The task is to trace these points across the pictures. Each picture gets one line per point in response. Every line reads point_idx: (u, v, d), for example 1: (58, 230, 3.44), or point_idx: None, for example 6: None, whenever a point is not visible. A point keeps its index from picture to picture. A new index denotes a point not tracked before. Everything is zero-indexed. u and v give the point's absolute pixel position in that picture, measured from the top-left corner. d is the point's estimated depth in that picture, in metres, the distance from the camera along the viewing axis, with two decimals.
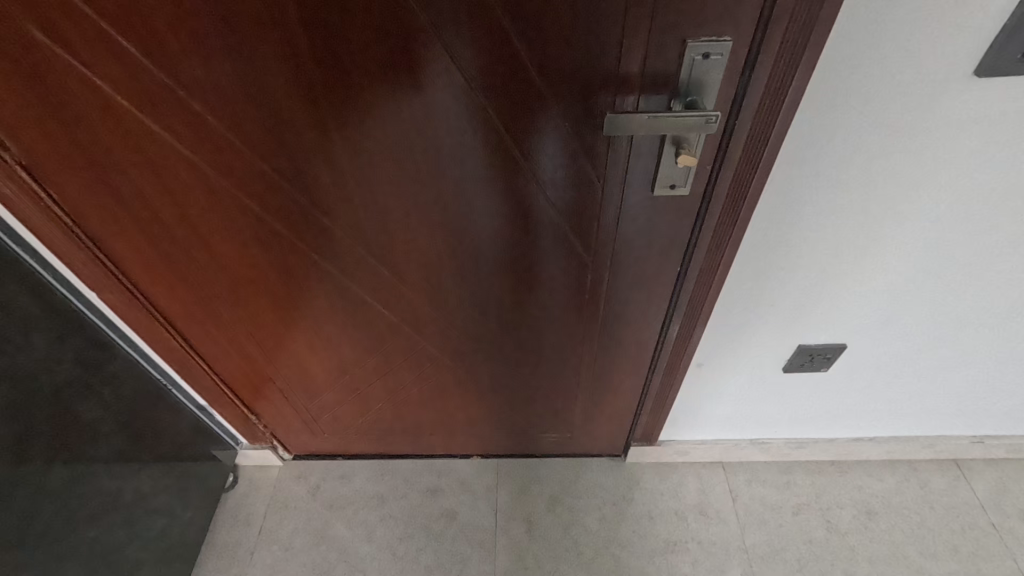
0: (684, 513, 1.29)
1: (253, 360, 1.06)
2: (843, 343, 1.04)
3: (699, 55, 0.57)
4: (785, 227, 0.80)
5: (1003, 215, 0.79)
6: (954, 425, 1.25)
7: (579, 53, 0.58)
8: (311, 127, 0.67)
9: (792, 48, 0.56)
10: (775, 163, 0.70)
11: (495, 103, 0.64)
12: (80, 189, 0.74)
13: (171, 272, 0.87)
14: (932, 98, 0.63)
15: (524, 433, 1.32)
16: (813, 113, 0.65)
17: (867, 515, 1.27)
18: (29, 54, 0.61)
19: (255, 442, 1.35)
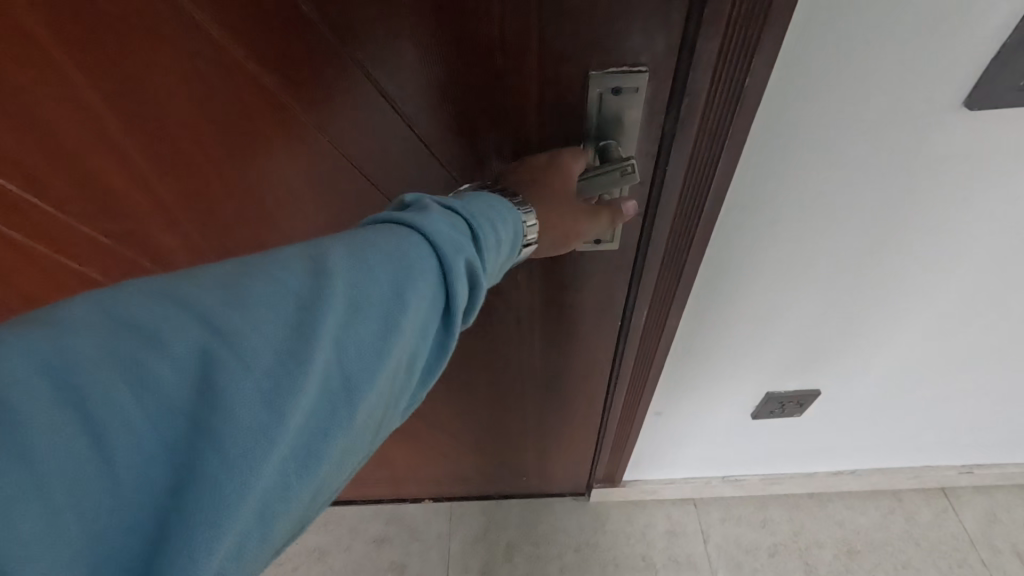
0: (652, 559, 1.19)
1: None
2: (817, 389, 0.93)
3: (608, 89, 0.44)
4: (740, 273, 0.69)
5: (995, 252, 0.68)
6: (940, 457, 1.15)
7: (455, 95, 0.45)
8: (151, 203, 0.54)
9: (726, 90, 0.42)
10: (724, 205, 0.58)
11: (365, 159, 0.51)
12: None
13: None
14: (908, 131, 0.51)
15: (475, 477, 1.21)
16: (764, 151, 0.52)
17: (849, 554, 1.17)
18: None
19: None
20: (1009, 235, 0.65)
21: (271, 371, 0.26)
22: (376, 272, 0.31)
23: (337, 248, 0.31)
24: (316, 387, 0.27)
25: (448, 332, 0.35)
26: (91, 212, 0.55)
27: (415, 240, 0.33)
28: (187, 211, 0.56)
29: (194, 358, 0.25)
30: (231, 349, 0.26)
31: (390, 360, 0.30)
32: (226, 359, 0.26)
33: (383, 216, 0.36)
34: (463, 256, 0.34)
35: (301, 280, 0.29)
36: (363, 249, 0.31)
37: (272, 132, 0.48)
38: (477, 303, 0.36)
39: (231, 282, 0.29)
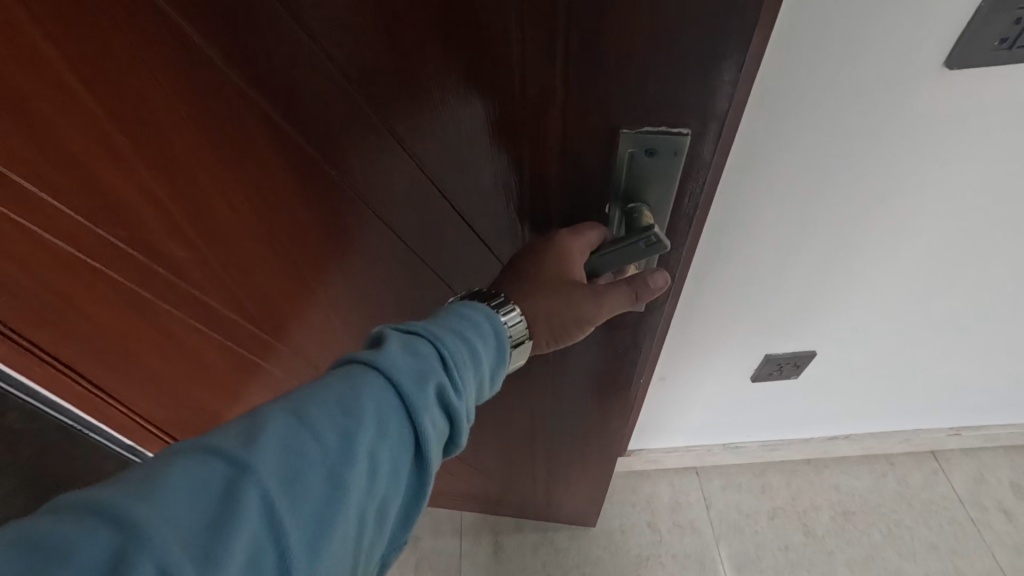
0: (657, 525, 1.24)
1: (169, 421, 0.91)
2: (812, 350, 0.98)
3: (639, 149, 0.38)
4: (740, 237, 0.73)
5: (981, 210, 0.72)
6: (929, 420, 1.21)
7: (478, 146, 0.41)
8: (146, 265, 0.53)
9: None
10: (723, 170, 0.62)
11: (375, 196, 0.49)
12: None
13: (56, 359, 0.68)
14: (899, 88, 0.54)
15: (491, 501, 1.19)
16: (762, 117, 0.56)
17: (844, 516, 1.23)
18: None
19: None
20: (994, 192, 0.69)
21: (203, 561, 0.25)
22: (335, 419, 0.32)
23: (287, 410, 0.32)
24: (251, 564, 0.27)
25: (420, 461, 0.35)
26: (99, 268, 0.52)
27: (372, 382, 0.34)
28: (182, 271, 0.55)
29: (109, 558, 0.24)
30: (150, 543, 0.25)
31: (346, 513, 0.30)
32: (152, 554, 0.24)
33: (346, 357, 0.37)
34: (427, 386, 0.36)
35: (236, 454, 0.29)
36: (308, 409, 0.32)
37: (276, 181, 0.46)
38: (452, 421, 0.38)
39: (165, 464, 0.28)
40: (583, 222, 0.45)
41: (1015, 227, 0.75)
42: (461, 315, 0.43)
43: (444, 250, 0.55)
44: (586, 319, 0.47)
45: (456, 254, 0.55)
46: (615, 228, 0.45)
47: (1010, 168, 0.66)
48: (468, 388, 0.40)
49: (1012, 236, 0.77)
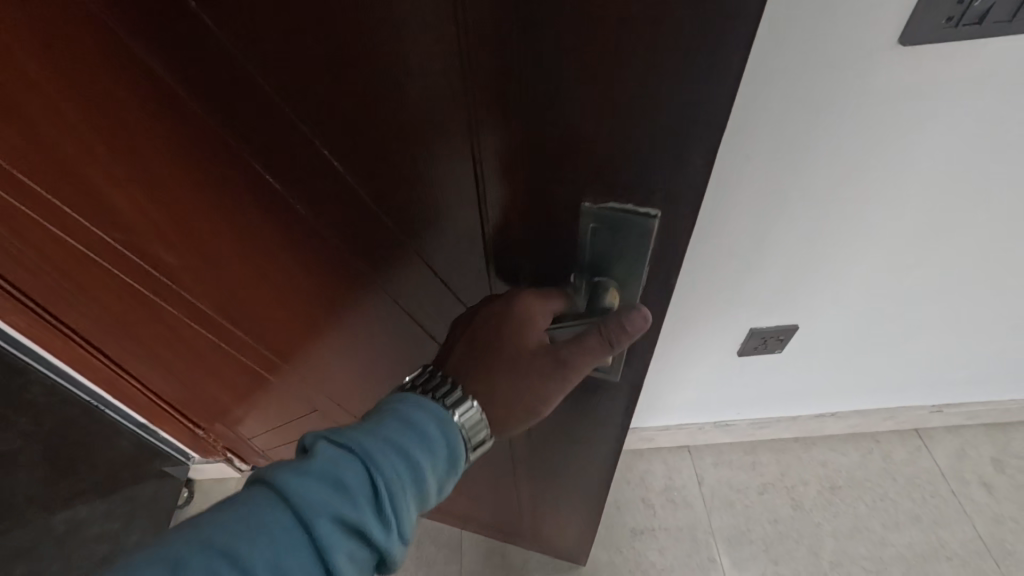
0: (651, 501, 1.28)
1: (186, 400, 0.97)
2: (795, 324, 1.02)
3: (602, 224, 0.38)
4: (721, 212, 0.78)
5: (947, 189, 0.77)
6: (911, 396, 1.26)
7: (454, 204, 0.40)
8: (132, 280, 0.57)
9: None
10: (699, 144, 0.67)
11: (354, 246, 0.47)
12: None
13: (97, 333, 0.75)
14: (862, 66, 0.60)
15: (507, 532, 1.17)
16: (735, 94, 0.62)
17: (831, 490, 1.27)
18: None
19: (207, 456, 1.28)
20: (958, 171, 0.74)
21: None
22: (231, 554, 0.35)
23: (189, 547, 0.35)
24: None
25: None
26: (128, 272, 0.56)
27: (277, 514, 0.37)
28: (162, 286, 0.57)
29: None
30: None
31: None
32: None
33: (272, 470, 0.40)
34: (335, 515, 0.37)
35: None
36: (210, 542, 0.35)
37: (256, 224, 0.46)
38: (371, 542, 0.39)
39: None
40: (547, 287, 0.45)
41: (981, 203, 0.80)
42: (400, 421, 0.44)
43: (431, 302, 0.53)
44: (546, 389, 0.49)
45: (442, 305, 0.53)
46: (579, 295, 0.45)
47: (972, 146, 0.71)
48: (398, 507, 0.41)
49: (978, 213, 0.82)
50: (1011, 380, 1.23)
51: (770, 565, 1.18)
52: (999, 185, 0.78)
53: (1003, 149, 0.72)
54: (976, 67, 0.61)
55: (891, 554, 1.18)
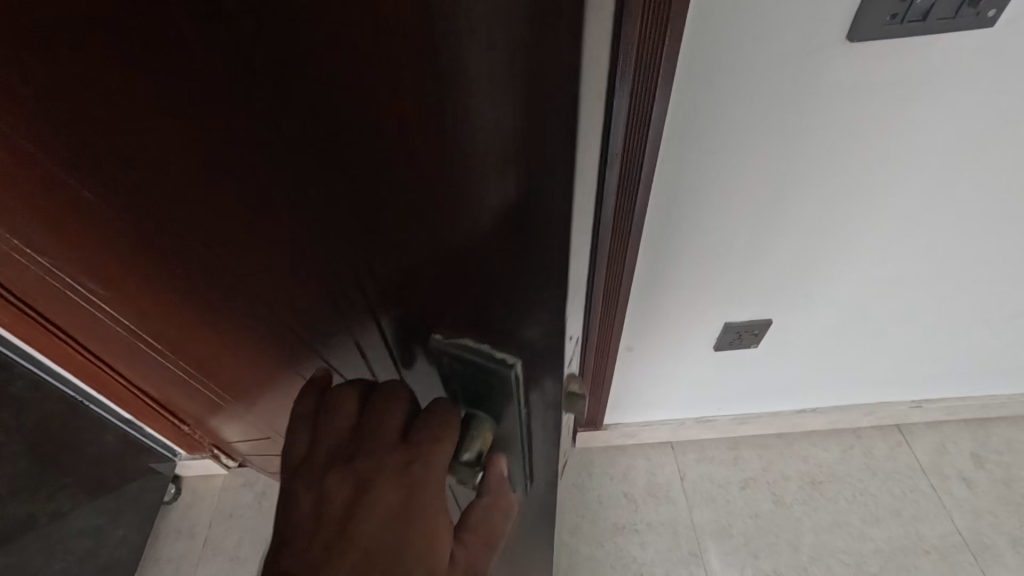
0: (633, 496, 1.29)
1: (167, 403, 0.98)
2: (769, 318, 1.04)
3: (453, 354, 0.33)
4: (689, 204, 0.80)
5: (901, 177, 0.80)
6: (890, 392, 1.27)
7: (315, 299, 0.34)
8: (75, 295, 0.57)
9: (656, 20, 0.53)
10: (662, 133, 0.69)
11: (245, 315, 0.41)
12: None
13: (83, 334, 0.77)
14: (805, 56, 0.63)
15: None
16: (695, 86, 0.65)
17: (812, 485, 1.28)
18: None
19: (194, 451, 1.30)
20: (907, 159, 0.77)
21: None
22: None
23: None
24: None
25: None
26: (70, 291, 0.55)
27: None
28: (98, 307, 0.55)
29: None
30: None
31: None
32: None
33: None
34: None
35: None
36: None
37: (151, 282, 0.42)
38: None
39: None
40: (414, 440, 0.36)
41: (937, 192, 0.83)
42: None
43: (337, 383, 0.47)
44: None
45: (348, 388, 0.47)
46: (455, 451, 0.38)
47: (920, 135, 0.74)
48: None
49: (936, 202, 0.85)
50: (990, 375, 1.25)
51: (751, 560, 1.19)
52: (953, 174, 0.81)
53: (951, 138, 0.75)
54: (912, 58, 0.64)
55: (870, 548, 1.19)
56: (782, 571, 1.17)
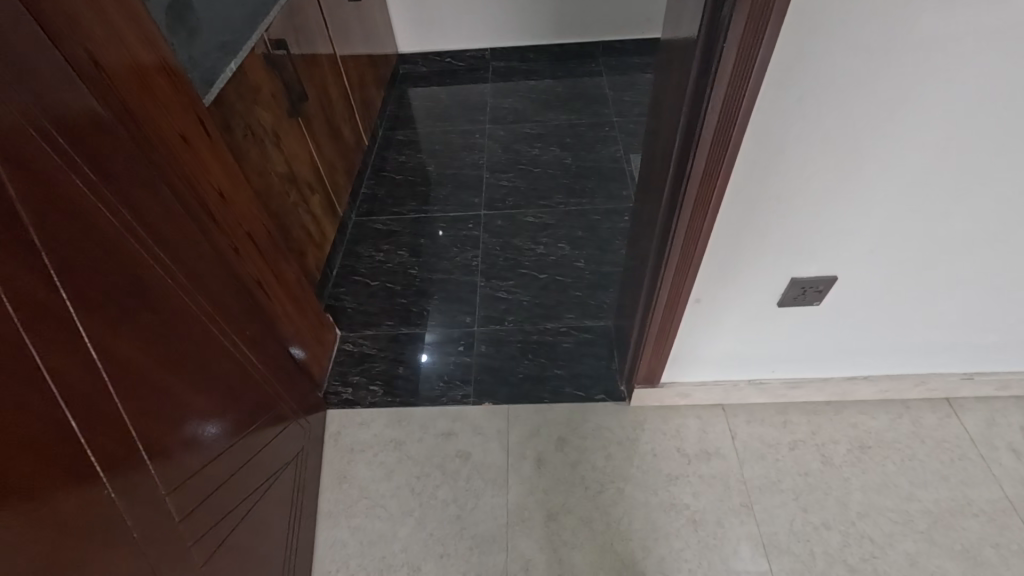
0: (685, 451, 1.36)
1: (222, 375, 0.98)
2: (834, 276, 1.10)
3: None
4: (772, 157, 0.87)
5: (971, 133, 0.85)
6: (941, 362, 1.32)
7: None
8: (146, 276, 0.81)
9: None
10: (765, 84, 0.76)
11: None
12: (166, 139, 0.92)
13: (171, 295, 0.86)
14: (893, 6, 0.69)
15: None
16: (796, 42, 0.72)
17: (861, 449, 1.33)
18: (176, 231, 0.90)
19: (310, 405, 1.41)
20: (982, 116, 0.83)
21: None
22: None
23: None
24: None
25: None
26: (116, 318, 0.74)
27: None
28: (124, 306, 0.76)
29: None
30: None
31: None
32: None
33: None
34: None
35: None
36: None
37: None
38: None
39: None
40: None
41: (1007, 149, 0.88)
42: None
43: None
44: None
45: None
46: None
47: (995, 90, 0.79)
48: None
49: (1008, 159, 0.90)
50: None
51: (800, 513, 1.25)
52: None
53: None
54: (1000, 12, 0.70)
55: (918, 508, 1.24)
56: (831, 524, 1.23)
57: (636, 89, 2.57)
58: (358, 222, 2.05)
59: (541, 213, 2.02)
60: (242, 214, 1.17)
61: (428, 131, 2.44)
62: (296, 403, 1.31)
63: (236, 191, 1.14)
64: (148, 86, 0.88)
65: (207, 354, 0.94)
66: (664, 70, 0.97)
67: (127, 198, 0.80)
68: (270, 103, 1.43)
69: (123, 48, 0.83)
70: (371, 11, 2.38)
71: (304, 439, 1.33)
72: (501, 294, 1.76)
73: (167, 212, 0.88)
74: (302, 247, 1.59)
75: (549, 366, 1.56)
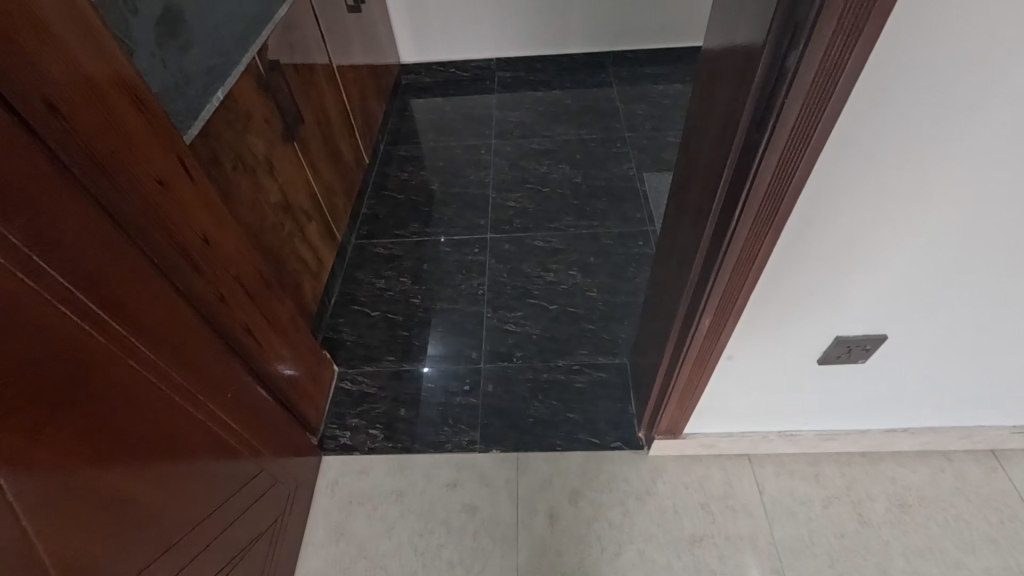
0: (710, 507, 1.26)
1: (182, 450, 0.88)
2: (883, 334, 1.00)
3: None
4: (828, 216, 0.75)
5: None
6: (989, 414, 1.22)
7: None
8: (83, 349, 0.70)
9: (858, 9, 0.49)
10: (833, 142, 0.64)
11: None
12: (139, 188, 0.82)
13: (121, 373, 0.75)
14: (998, 58, 0.57)
15: None
16: (874, 98, 0.60)
17: (901, 507, 1.23)
18: (138, 295, 0.79)
19: (300, 452, 1.31)
20: None
21: None
22: None
23: None
24: None
25: None
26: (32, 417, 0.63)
27: None
28: (47, 388, 0.65)
29: None
30: None
31: None
32: None
33: None
34: None
35: None
36: None
37: None
38: None
39: None
40: None
41: None
42: None
43: None
44: None
45: None
46: None
47: None
48: None
49: None
50: None
51: None
52: None
53: None
54: None
55: None
56: None
57: (649, 101, 2.47)
58: (358, 245, 1.95)
59: (551, 237, 1.92)
60: (230, 258, 1.06)
61: (431, 146, 2.34)
62: (279, 461, 1.20)
63: (222, 234, 1.03)
64: (117, 131, 0.77)
65: (163, 433, 0.83)
66: (700, 108, 0.87)
67: (74, 266, 0.69)
68: (263, 129, 1.33)
69: (86, 91, 0.72)
70: (372, 20, 2.27)
71: (285, 498, 1.22)
72: (509, 326, 1.66)
73: (130, 274, 0.77)
74: (299, 280, 1.49)
75: (561, 408, 1.46)
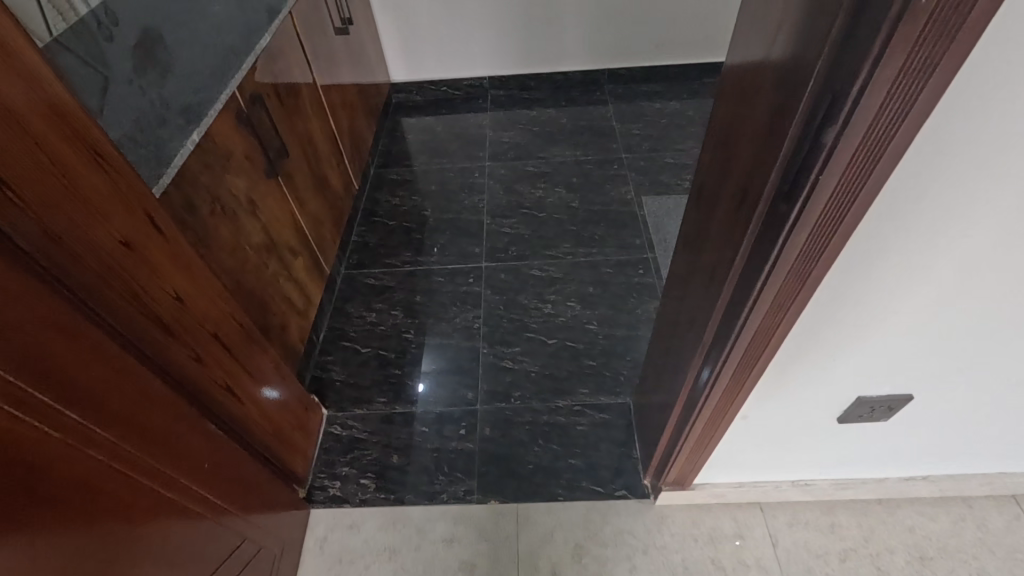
0: (721, 562, 1.19)
1: (147, 535, 0.81)
2: (908, 394, 0.94)
3: None
4: (857, 286, 0.69)
5: None
6: (1011, 460, 1.16)
7: None
8: (33, 448, 0.63)
9: (907, 90, 0.43)
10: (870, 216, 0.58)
11: None
12: (100, 257, 0.74)
13: (74, 465, 0.69)
14: None
15: None
16: (914, 175, 0.54)
17: (921, 560, 1.17)
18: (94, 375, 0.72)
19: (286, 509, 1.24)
20: None
21: None
22: None
23: None
24: None
25: None
26: None
27: None
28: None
29: None
30: None
31: None
32: None
33: None
34: None
35: None
36: None
37: None
38: None
39: None
40: None
41: None
42: None
43: None
44: None
45: None
46: None
47: None
48: None
49: None
50: None
51: None
52: None
53: None
54: None
55: None
56: None
57: (646, 120, 2.41)
58: (347, 276, 1.87)
59: (548, 265, 1.85)
60: (208, 316, 0.99)
61: (423, 169, 2.27)
62: (262, 525, 1.13)
63: (199, 293, 0.96)
64: (74, 200, 0.70)
65: (124, 521, 0.77)
66: (713, 160, 0.81)
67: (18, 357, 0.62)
68: (243, 168, 1.26)
69: (36, 159, 0.65)
70: (361, 41, 2.20)
71: (272, 562, 1.15)
72: (506, 363, 1.59)
73: (83, 354, 0.71)
74: (285, 322, 1.42)
75: (562, 453, 1.39)
